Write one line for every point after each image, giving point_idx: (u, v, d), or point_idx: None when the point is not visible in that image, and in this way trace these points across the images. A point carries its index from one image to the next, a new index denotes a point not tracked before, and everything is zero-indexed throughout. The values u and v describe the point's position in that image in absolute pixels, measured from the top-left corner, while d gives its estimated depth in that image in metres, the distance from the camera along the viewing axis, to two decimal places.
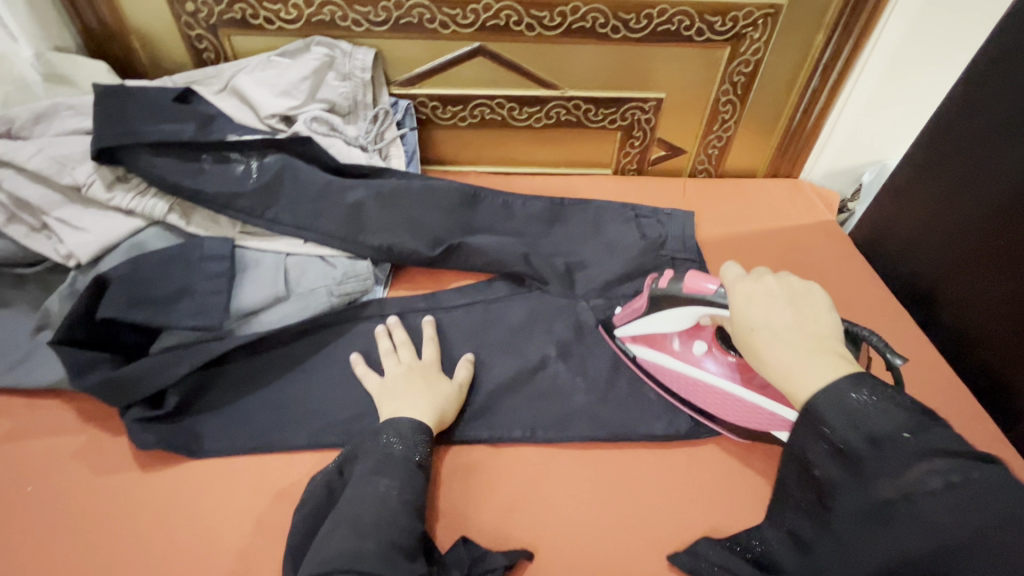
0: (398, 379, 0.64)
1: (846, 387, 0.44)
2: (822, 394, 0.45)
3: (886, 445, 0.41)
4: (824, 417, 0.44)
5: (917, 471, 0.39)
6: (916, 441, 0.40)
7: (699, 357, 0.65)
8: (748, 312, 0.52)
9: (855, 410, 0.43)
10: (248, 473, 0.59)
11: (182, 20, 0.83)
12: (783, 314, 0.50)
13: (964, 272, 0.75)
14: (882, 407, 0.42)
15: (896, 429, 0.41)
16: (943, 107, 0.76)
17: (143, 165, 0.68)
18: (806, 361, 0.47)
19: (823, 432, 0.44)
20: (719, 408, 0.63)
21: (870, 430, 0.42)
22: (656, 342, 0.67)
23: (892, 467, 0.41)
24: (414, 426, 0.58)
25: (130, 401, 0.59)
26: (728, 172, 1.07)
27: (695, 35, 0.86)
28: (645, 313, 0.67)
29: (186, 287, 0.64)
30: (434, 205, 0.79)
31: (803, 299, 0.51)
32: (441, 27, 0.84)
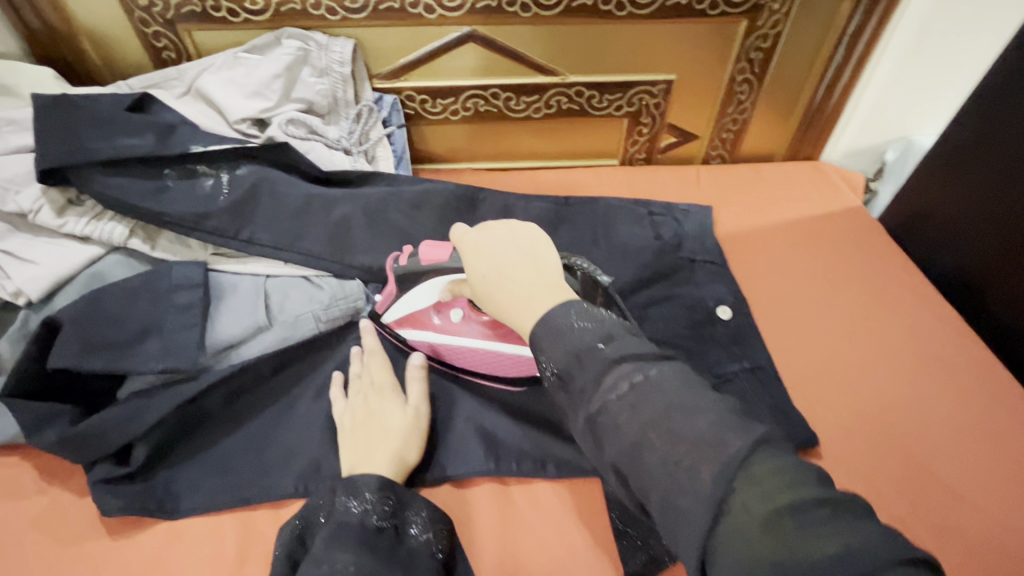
0: (357, 414, 0.56)
1: (582, 315, 0.41)
2: (543, 324, 0.41)
3: (586, 358, 0.39)
4: (544, 348, 0.41)
5: (610, 375, 0.38)
6: (605, 350, 0.39)
7: (452, 325, 0.62)
8: (481, 259, 0.47)
9: (597, 365, 0.39)
10: (233, 533, 0.53)
11: (135, 16, 0.75)
12: (511, 259, 0.46)
13: (1015, 259, 0.67)
14: (589, 324, 0.41)
15: (591, 340, 0.39)
16: (993, 75, 0.68)
17: (96, 186, 0.60)
18: (531, 298, 0.43)
19: (544, 361, 0.41)
20: (498, 368, 0.61)
21: (572, 348, 0.40)
22: (419, 321, 0.62)
23: (591, 379, 0.38)
24: (376, 480, 0.49)
25: (94, 458, 0.53)
26: (743, 157, 0.99)
27: (708, 8, 0.78)
28: (403, 293, 0.62)
29: (153, 323, 0.57)
30: (428, 214, 0.72)
31: (527, 237, 0.48)
32: (426, 12, 0.75)
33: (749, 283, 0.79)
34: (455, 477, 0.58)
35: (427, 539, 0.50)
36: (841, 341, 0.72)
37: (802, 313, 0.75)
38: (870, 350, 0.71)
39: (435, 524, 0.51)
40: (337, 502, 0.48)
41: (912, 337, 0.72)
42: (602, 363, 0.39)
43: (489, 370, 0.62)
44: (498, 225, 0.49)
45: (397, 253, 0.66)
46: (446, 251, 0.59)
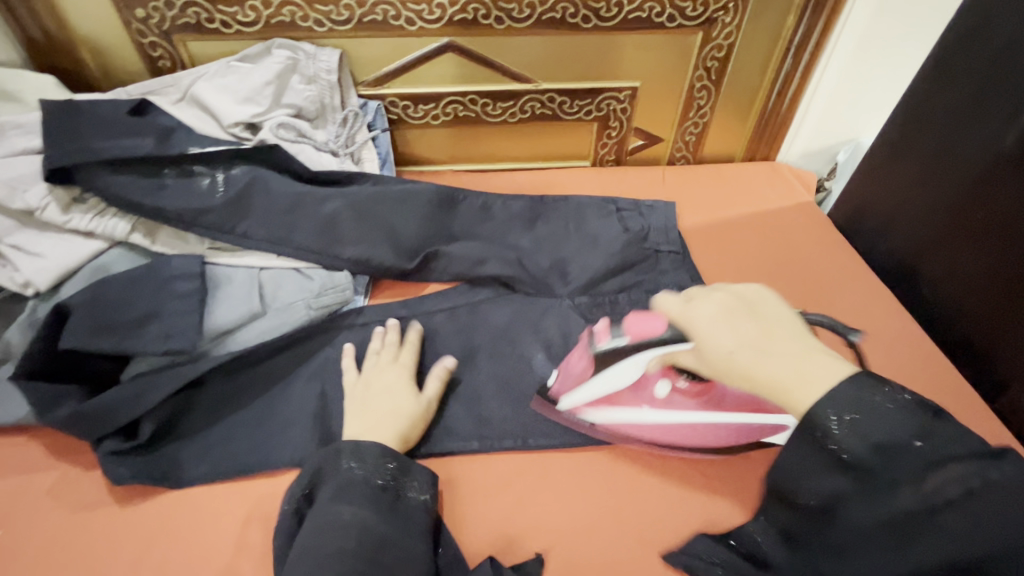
0: (367, 388, 0.62)
1: (846, 387, 0.41)
2: (824, 403, 0.41)
3: (897, 451, 0.39)
4: (837, 430, 0.41)
5: (941, 476, 0.38)
6: (924, 446, 0.39)
7: (665, 397, 0.60)
8: (709, 339, 0.46)
9: (916, 463, 0.38)
10: (234, 500, 0.57)
11: (133, 27, 0.79)
12: (750, 330, 0.45)
13: (943, 245, 0.75)
14: (866, 418, 0.40)
15: (908, 436, 0.39)
16: (918, 81, 0.76)
17: (100, 185, 0.65)
18: (799, 371, 0.43)
19: (834, 445, 0.41)
20: (704, 437, 0.60)
21: (878, 437, 0.40)
22: (613, 399, 0.61)
23: (910, 474, 0.39)
24: (379, 448, 0.55)
25: (102, 433, 0.57)
26: (706, 158, 1.06)
27: (666, 21, 0.85)
28: (595, 376, 0.61)
29: (154, 311, 0.61)
30: (412, 211, 0.77)
31: (752, 308, 0.47)
32: (407, 24, 0.81)
33: (710, 272, 0.85)
34: (438, 455, 0.63)
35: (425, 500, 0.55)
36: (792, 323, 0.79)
37: None
38: None
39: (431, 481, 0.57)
40: (338, 463, 0.54)
41: (854, 319, 0.79)
42: (921, 460, 0.38)
43: (654, 440, 0.61)
44: (706, 300, 0.48)
45: (587, 330, 0.65)
46: (647, 322, 0.58)
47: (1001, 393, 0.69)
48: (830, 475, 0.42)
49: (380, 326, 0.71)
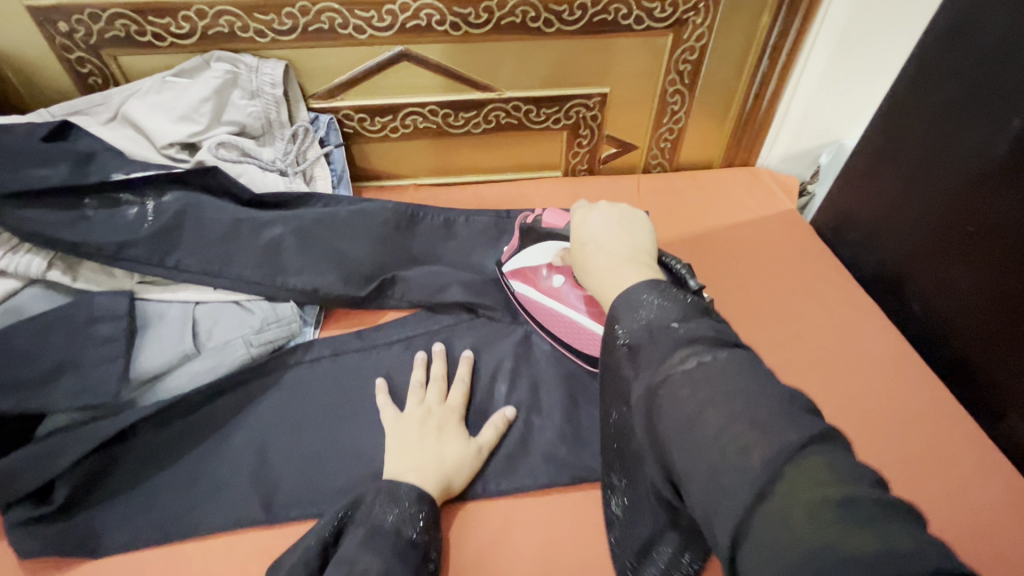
0: (413, 425, 0.57)
1: (639, 289, 0.43)
2: (621, 297, 0.43)
3: (659, 333, 0.39)
4: (619, 317, 0.42)
5: (803, 459, 0.30)
6: (681, 330, 0.38)
7: (557, 289, 0.64)
8: (581, 231, 0.53)
9: (669, 345, 0.38)
10: (158, 570, 0.51)
11: (57, 42, 0.73)
12: (613, 233, 0.51)
13: (932, 258, 0.70)
14: (666, 305, 0.40)
15: (666, 319, 0.39)
16: (901, 84, 0.72)
17: (10, 220, 0.58)
18: (619, 266, 0.47)
19: (614, 329, 0.42)
20: (577, 340, 0.64)
21: (649, 322, 0.40)
22: (528, 276, 0.67)
23: (659, 355, 0.38)
24: (418, 492, 0.51)
25: (9, 500, 0.51)
26: (683, 165, 1.02)
27: (634, 23, 0.80)
28: (525, 248, 0.67)
29: (71, 358, 0.55)
30: (366, 234, 0.71)
31: (630, 225, 0.53)
32: (356, 32, 0.76)
33: None
34: None
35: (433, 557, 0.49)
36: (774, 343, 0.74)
37: (738, 313, 0.77)
38: (799, 350, 0.73)
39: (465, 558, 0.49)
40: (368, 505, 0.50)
41: (841, 336, 0.74)
42: (674, 343, 0.38)
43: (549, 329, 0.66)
44: (608, 206, 0.54)
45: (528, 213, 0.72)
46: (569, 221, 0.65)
47: (997, 419, 0.65)
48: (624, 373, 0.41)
49: (330, 362, 0.66)
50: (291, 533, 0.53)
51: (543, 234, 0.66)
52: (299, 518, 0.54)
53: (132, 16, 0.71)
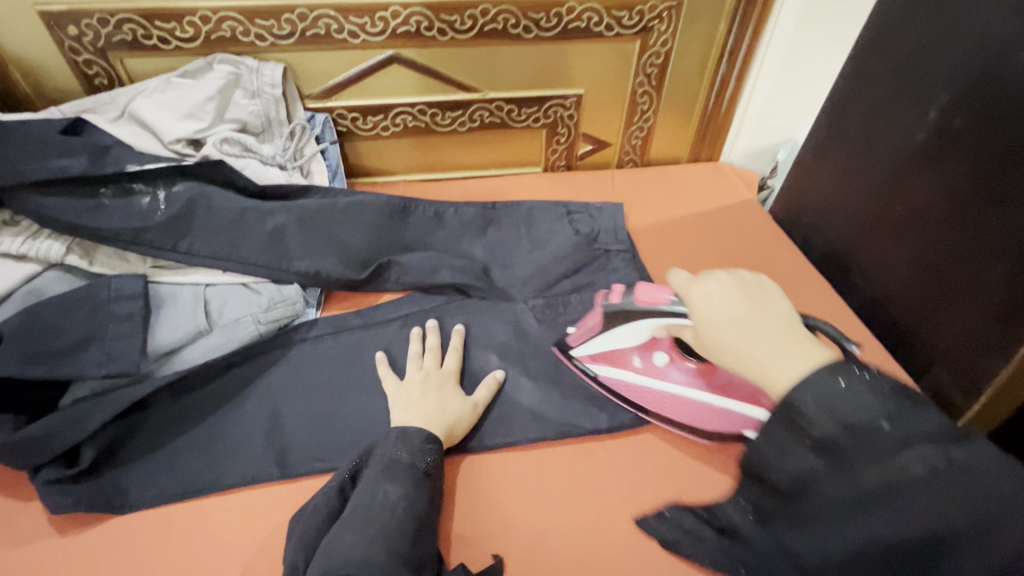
0: (415, 386, 0.63)
1: (825, 375, 0.39)
2: (805, 387, 0.39)
3: (864, 434, 0.36)
4: (807, 416, 0.38)
5: (906, 459, 0.35)
6: (892, 428, 0.36)
7: (659, 367, 0.66)
8: (708, 312, 0.47)
9: (880, 448, 0.36)
10: (182, 522, 0.55)
11: (65, 45, 0.78)
12: (747, 308, 0.46)
13: (870, 236, 0.79)
14: (871, 397, 0.37)
15: (874, 418, 0.36)
16: (839, 85, 0.81)
17: (32, 206, 0.63)
18: (779, 352, 0.42)
19: (802, 426, 0.38)
20: (697, 420, 0.63)
21: (848, 417, 0.37)
22: (619, 359, 0.67)
23: (873, 456, 0.36)
24: (427, 435, 0.58)
25: (39, 461, 0.55)
26: (653, 161, 1.10)
27: (605, 30, 0.88)
28: (608, 330, 0.67)
29: (95, 332, 0.60)
30: (362, 222, 0.77)
31: (758, 292, 0.48)
32: (350, 37, 0.82)
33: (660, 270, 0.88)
34: None
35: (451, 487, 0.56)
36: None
37: None
38: None
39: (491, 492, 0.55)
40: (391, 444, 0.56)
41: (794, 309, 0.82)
42: (886, 447, 0.35)
43: (658, 413, 0.64)
44: (723, 275, 0.49)
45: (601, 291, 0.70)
46: (663, 293, 0.63)
47: (925, 372, 0.74)
48: (801, 456, 0.38)
49: (332, 337, 0.71)
50: (304, 486, 0.59)
51: (634, 312, 0.65)
52: (310, 473, 0.59)
53: (139, 21, 0.76)
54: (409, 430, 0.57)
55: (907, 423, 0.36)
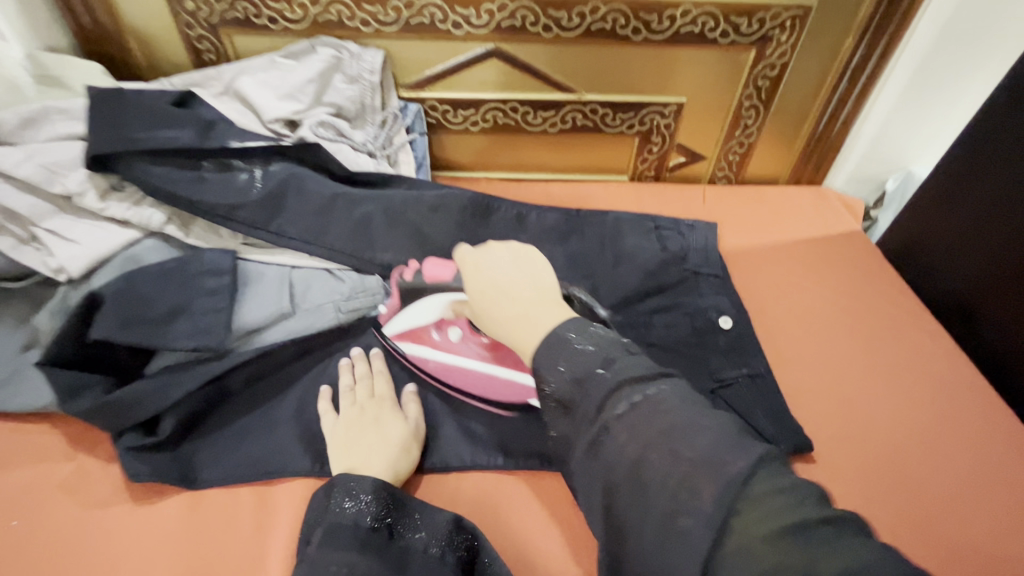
0: (349, 425, 0.57)
1: (553, 341, 0.48)
2: (549, 335, 0.49)
3: (588, 384, 0.44)
4: (545, 373, 0.47)
5: (619, 399, 0.43)
6: (611, 375, 0.44)
7: (454, 344, 0.64)
8: (480, 279, 0.60)
9: (602, 390, 0.44)
10: (251, 506, 0.55)
11: (182, 19, 0.79)
12: (509, 277, 0.59)
13: (1008, 285, 0.70)
14: (592, 348, 0.47)
15: (593, 368, 0.45)
16: (983, 113, 0.72)
17: (139, 173, 0.65)
18: (520, 324, 0.52)
19: (550, 382, 0.47)
20: (493, 393, 0.63)
21: (576, 372, 0.45)
22: (419, 337, 0.65)
23: (596, 403, 0.44)
24: (375, 480, 0.51)
25: (123, 427, 0.56)
26: (748, 179, 1.03)
27: (719, 37, 0.82)
28: (408, 306, 0.67)
29: (185, 305, 0.60)
30: (448, 218, 0.75)
31: (523, 261, 0.62)
32: (454, 28, 0.80)
33: (753, 297, 0.81)
34: (461, 468, 0.59)
35: (424, 541, 0.50)
36: (829, 418, 0.68)
37: (804, 326, 0.78)
38: (864, 364, 0.73)
39: (445, 529, 0.51)
40: (335, 496, 0.50)
41: (905, 357, 0.74)
42: (606, 388, 0.44)
43: (452, 385, 0.63)
44: (500, 249, 0.65)
45: (401, 268, 0.71)
46: (447, 270, 0.68)
47: None
48: (558, 419, 0.47)
49: None
50: None
51: (432, 290, 0.67)
52: None
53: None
54: (347, 476, 0.50)
55: (624, 370, 0.45)
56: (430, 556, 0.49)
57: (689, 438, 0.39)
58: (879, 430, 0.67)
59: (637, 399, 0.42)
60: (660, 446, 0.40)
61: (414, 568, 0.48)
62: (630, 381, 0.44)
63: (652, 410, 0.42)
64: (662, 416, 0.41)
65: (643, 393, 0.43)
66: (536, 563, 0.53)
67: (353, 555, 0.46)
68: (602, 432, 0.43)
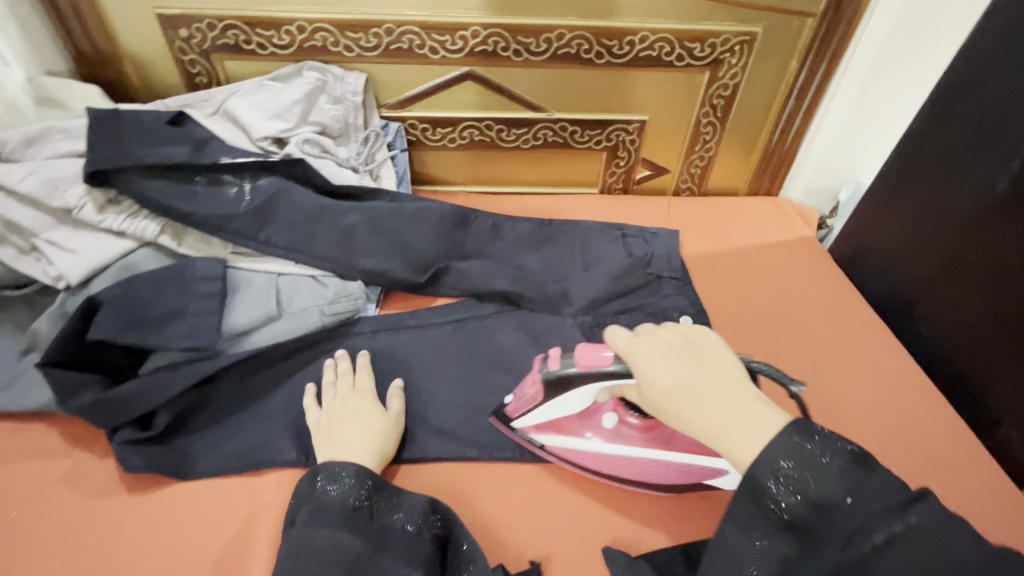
0: (337, 415, 0.62)
1: (779, 442, 0.43)
2: (761, 452, 0.43)
3: (832, 510, 0.41)
4: (767, 489, 0.43)
5: (870, 528, 0.40)
6: (817, 492, 0.41)
7: (613, 428, 0.62)
8: (653, 373, 0.49)
9: (845, 518, 0.41)
10: (240, 496, 0.59)
11: (175, 45, 0.85)
12: (690, 371, 0.48)
13: (939, 283, 0.77)
14: (798, 467, 0.42)
15: (798, 487, 0.42)
16: (913, 128, 0.80)
17: (135, 187, 0.69)
18: (735, 427, 0.45)
19: (773, 498, 0.42)
20: (644, 476, 0.61)
21: (813, 492, 0.42)
22: (563, 426, 0.63)
23: (840, 531, 0.41)
24: (355, 467, 0.55)
25: (118, 423, 0.59)
26: (711, 190, 1.10)
27: (675, 60, 0.90)
28: (544, 401, 0.61)
29: (178, 309, 0.64)
30: (427, 228, 0.80)
31: (695, 350, 0.50)
32: (431, 53, 0.86)
33: (712, 299, 0.87)
34: (435, 458, 0.64)
35: (402, 520, 0.55)
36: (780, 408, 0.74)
37: (758, 324, 0.84)
38: (812, 358, 0.79)
39: (421, 509, 0.55)
40: (321, 481, 0.55)
41: (852, 351, 0.80)
42: (851, 514, 0.41)
43: (609, 473, 0.61)
44: (661, 333, 0.51)
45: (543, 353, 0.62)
46: (608, 355, 0.56)
47: (994, 429, 0.71)
48: (770, 535, 0.43)
49: (387, 334, 0.74)
50: None
51: (574, 378, 0.57)
52: None
53: (243, 27, 0.83)
54: (331, 462, 0.55)
55: (862, 489, 0.41)
56: (407, 533, 0.54)
57: (932, 544, 0.39)
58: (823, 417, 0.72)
59: (896, 530, 0.40)
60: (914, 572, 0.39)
61: (393, 546, 0.52)
62: (875, 514, 0.40)
63: (908, 539, 0.39)
64: (917, 545, 0.39)
65: (905, 521, 0.40)
66: (505, 540, 0.58)
67: (339, 533, 0.51)
68: (849, 556, 0.40)
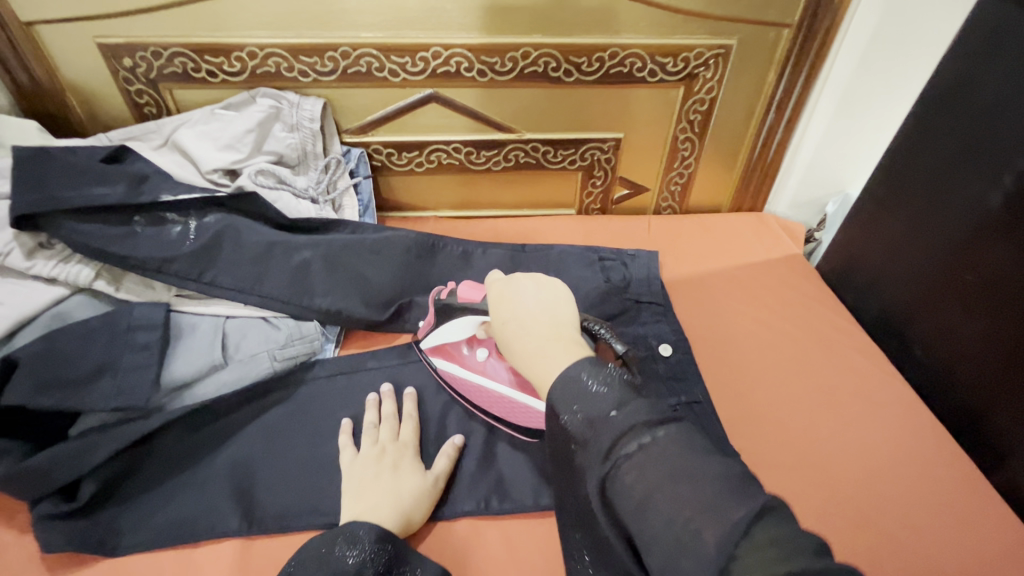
0: (368, 466, 0.57)
1: (578, 370, 0.43)
2: (565, 378, 0.43)
3: (600, 424, 0.39)
4: (558, 404, 0.42)
5: (629, 439, 0.38)
6: (598, 412, 0.40)
7: (483, 364, 0.63)
8: (500, 307, 0.53)
9: (612, 431, 0.39)
10: (172, 571, 0.53)
11: (120, 75, 0.80)
12: (531, 309, 0.51)
13: (933, 303, 0.72)
14: (598, 390, 0.41)
15: (605, 409, 0.40)
16: (897, 141, 0.76)
17: (65, 231, 0.64)
18: (543, 356, 0.47)
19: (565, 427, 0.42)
20: (508, 415, 0.62)
21: (591, 411, 0.40)
22: (449, 353, 0.66)
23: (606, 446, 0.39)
24: (379, 531, 0.50)
25: (38, 495, 0.53)
26: (693, 207, 1.06)
27: (648, 76, 0.86)
28: (441, 324, 0.66)
29: (109, 363, 0.59)
30: (389, 260, 0.76)
31: (548, 295, 0.53)
32: (391, 76, 0.82)
33: (695, 325, 0.82)
34: None
35: None
36: (769, 445, 0.68)
37: (745, 351, 0.79)
38: (802, 388, 0.74)
39: None
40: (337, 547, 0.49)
41: (844, 379, 0.75)
42: (616, 428, 0.39)
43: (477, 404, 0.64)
44: (522, 278, 0.55)
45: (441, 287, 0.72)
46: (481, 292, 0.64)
47: (997, 465, 0.65)
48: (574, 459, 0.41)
49: (346, 378, 0.68)
50: (294, 540, 0.55)
51: (457, 309, 0.64)
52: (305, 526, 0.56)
53: (190, 55, 0.79)
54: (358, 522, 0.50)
55: (629, 409, 0.39)
56: None
57: (693, 471, 0.36)
58: (816, 455, 0.67)
59: (647, 441, 0.37)
60: (665, 491, 0.36)
61: None
62: (637, 425, 0.38)
63: (657, 458, 0.37)
64: (664, 463, 0.36)
65: (656, 436, 0.38)
66: None
67: None
68: (612, 472, 0.38)
